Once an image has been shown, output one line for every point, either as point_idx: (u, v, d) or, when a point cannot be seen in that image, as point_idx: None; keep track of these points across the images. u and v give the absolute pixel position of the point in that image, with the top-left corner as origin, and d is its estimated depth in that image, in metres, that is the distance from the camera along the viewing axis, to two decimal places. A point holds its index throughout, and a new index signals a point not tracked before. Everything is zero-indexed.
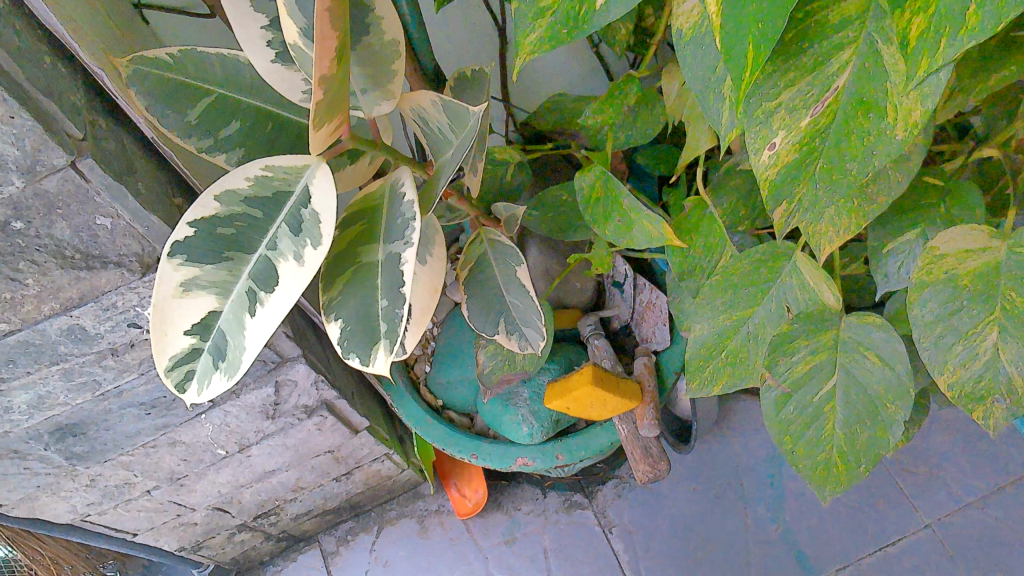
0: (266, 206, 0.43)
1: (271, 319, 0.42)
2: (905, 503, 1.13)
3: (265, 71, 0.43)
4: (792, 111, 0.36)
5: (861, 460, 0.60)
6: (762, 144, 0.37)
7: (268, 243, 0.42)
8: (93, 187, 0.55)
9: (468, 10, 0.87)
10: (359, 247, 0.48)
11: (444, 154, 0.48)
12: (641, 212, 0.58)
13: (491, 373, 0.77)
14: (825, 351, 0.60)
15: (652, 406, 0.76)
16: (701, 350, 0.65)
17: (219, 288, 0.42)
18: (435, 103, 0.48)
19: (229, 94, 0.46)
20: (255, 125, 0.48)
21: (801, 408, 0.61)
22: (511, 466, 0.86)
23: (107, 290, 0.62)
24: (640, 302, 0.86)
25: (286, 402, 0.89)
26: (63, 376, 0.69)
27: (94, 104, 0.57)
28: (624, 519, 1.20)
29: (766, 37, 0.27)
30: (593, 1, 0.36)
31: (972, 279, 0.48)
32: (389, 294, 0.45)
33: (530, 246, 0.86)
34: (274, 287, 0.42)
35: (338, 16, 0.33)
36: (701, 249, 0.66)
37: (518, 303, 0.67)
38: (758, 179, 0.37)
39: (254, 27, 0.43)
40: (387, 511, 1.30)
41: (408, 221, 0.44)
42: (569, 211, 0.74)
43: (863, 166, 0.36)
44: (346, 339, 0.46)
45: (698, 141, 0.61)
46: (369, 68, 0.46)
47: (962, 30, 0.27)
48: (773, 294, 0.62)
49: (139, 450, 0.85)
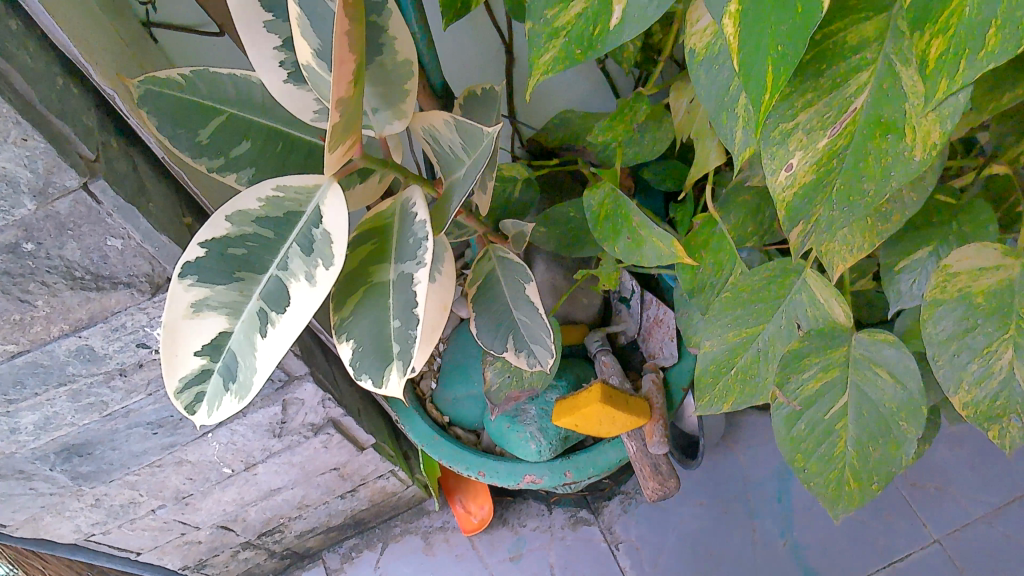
0: (278, 226, 0.45)
1: (282, 339, 0.43)
2: (915, 518, 1.13)
3: (277, 91, 0.44)
4: (809, 132, 0.36)
5: (875, 478, 0.59)
6: (779, 165, 0.37)
7: (279, 263, 0.44)
8: (105, 209, 0.55)
9: (476, 29, 0.87)
10: (371, 267, 0.48)
11: (455, 173, 0.48)
12: (651, 229, 0.58)
13: (499, 390, 0.76)
14: (836, 368, 0.60)
15: (662, 423, 0.75)
16: (711, 366, 0.64)
17: (230, 308, 0.44)
18: (447, 123, 0.48)
19: (242, 114, 0.47)
20: (265, 145, 0.48)
21: (812, 425, 0.60)
22: (519, 483, 0.85)
23: (116, 309, 0.62)
24: (647, 318, 0.84)
25: (293, 420, 0.88)
26: (71, 397, 0.68)
27: (105, 125, 0.57)
28: (631, 535, 1.19)
29: (785, 58, 0.27)
30: (608, 21, 0.38)
31: (986, 296, 0.48)
32: (402, 314, 0.44)
33: (537, 261, 0.86)
34: (285, 307, 0.44)
35: (357, 39, 0.33)
36: (712, 266, 0.65)
37: (527, 321, 0.66)
38: (775, 201, 0.37)
39: (266, 48, 0.42)
40: (391, 527, 1.28)
41: (421, 241, 0.44)
42: (579, 227, 0.73)
43: (880, 187, 0.36)
44: (359, 360, 0.46)
45: (707, 159, 0.62)
46: (381, 86, 0.46)
47: (981, 53, 0.28)
48: (783, 310, 0.62)
49: (145, 469, 0.84)
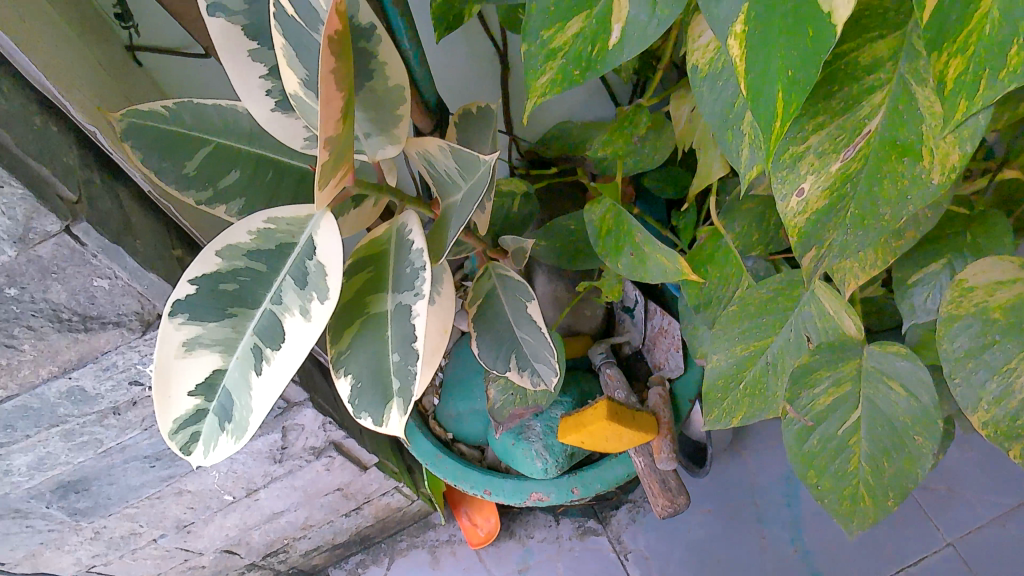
0: (271, 258, 0.43)
1: (277, 376, 0.42)
2: (926, 521, 1.11)
3: (266, 120, 0.43)
4: (821, 155, 0.35)
5: (890, 494, 0.57)
6: (790, 189, 0.35)
7: (273, 296, 0.43)
8: (89, 250, 0.53)
9: (469, 41, 0.85)
10: (368, 297, 0.46)
11: (453, 197, 0.46)
12: (654, 245, 0.57)
13: (502, 408, 0.75)
14: (848, 381, 0.59)
15: (669, 438, 0.74)
16: (718, 380, 0.63)
17: (224, 346, 0.42)
18: (442, 148, 0.46)
19: (229, 143, 0.45)
20: (255, 174, 0.46)
21: (825, 441, 0.59)
22: (525, 500, 0.84)
23: (106, 350, 0.60)
24: (651, 328, 0.84)
25: (293, 445, 0.87)
26: (64, 437, 0.67)
27: (87, 161, 0.55)
28: (639, 545, 1.18)
29: (795, 87, 0.25)
30: (607, 40, 0.37)
31: (1005, 311, 0.46)
32: (401, 348, 0.43)
33: (538, 274, 0.85)
34: (279, 343, 0.42)
35: (344, 73, 0.32)
36: (718, 281, 0.64)
37: (529, 339, 0.65)
38: (786, 226, 0.36)
39: (252, 77, 0.41)
40: (397, 542, 1.27)
41: (418, 270, 0.42)
42: (579, 241, 0.72)
43: (897, 212, 0.34)
44: (358, 397, 0.44)
45: (711, 169, 0.60)
46: (373, 110, 0.44)
47: (1002, 73, 0.26)
48: (790, 322, 0.61)
49: (144, 502, 0.83)
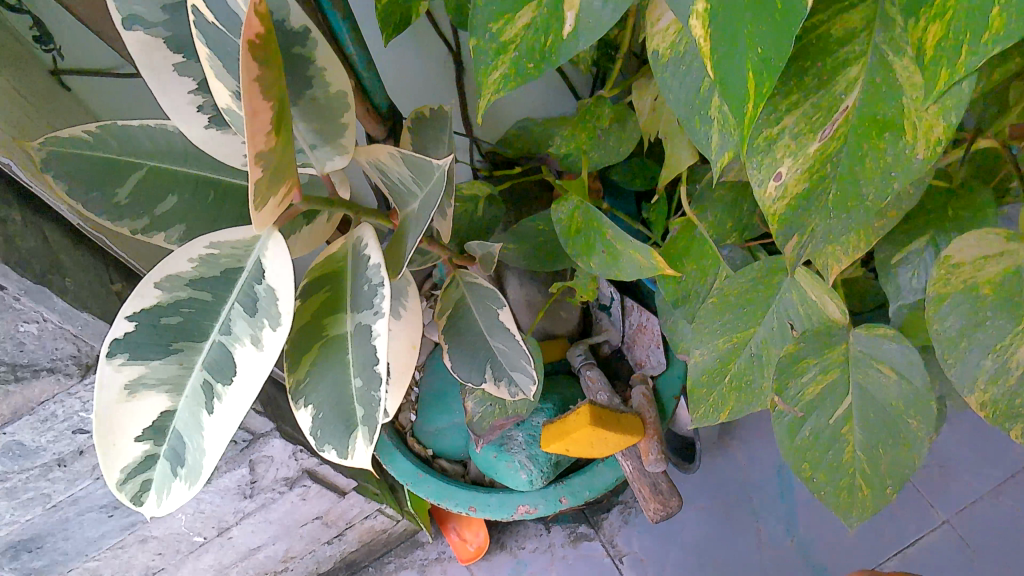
0: (215, 286, 0.40)
1: (230, 413, 0.39)
2: (921, 500, 1.11)
3: (200, 139, 0.40)
4: (798, 137, 0.33)
5: (888, 482, 0.55)
6: (767, 175, 0.33)
7: (221, 327, 0.40)
8: (11, 295, 0.50)
9: (420, 42, 0.82)
10: (325, 320, 0.43)
11: (409, 207, 0.43)
12: (626, 241, 0.54)
13: (482, 420, 0.72)
14: (837, 369, 0.57)
15: (656, 439, 0.72)
16: (703, 376, 0.60)
17: (171, 385, 0.39)
18: (394, 155, 0.43)
19: (163, 166, 0.42)
20: (195, 196, 0.43)
21: (818, 431, 0.56)
22: (513, 514, 0.81)
23: (43, 400, 0.59)
24: (631, 325, 0.81)
25: (262, 478, 0.84)
26: (7, 494, 0.65)
27: (10, 197, 0.51)
28: (634, 547, 1.16)
29: (768, 65, 0.23)
30: (560, 29, 0.34)
31: (994, 287, 0.45)
32: (363, 372, 0.40)
33: (509, 278, 0.82)
34: (231, 377, 0.39)
35: (271, 83, 0.28)
36: (695, 273, 0.61)
37: (504, 348, 0.62)
38: (765, 214, 0.34)
39: (179, 93, 0.38)
40: (385, 564, 1.22)
41: (376, 288, 0.39)
42: (550, 243, 0.69)
43: (881, 192, 0.32)
44: (320, 429, 0.41)
45: (679, 159, 0.58)
46: (317, 121, 0.41)
47: (986, 36, 0.23)
48: (773, 310, 0.59)
49: (106, 553, 0.81)
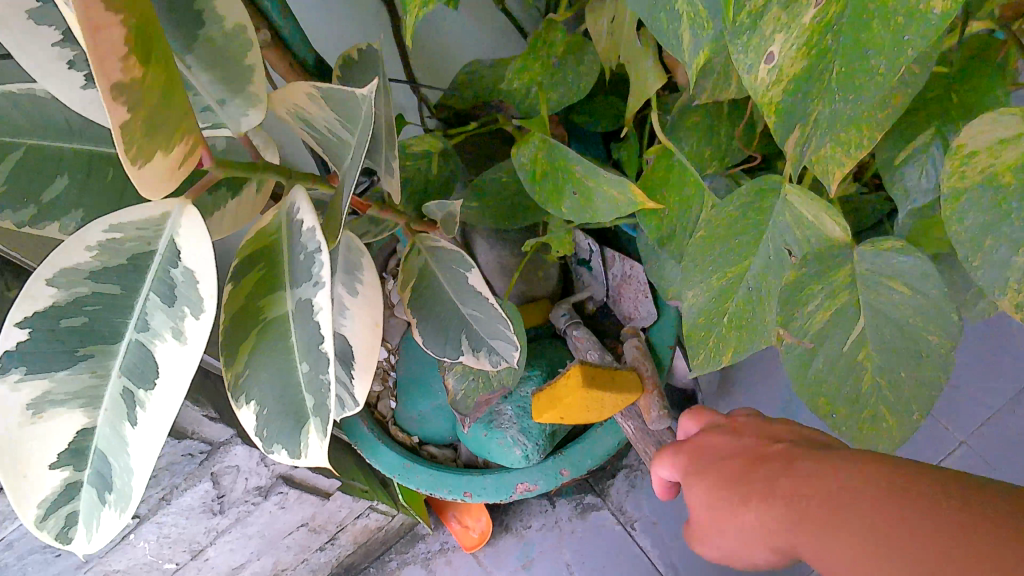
0: (123, 276, 0.33)
1: (160, 423, 0.32)
2: (934, 425, 1.08)
3: (77, 104, 0.33)
4: (789, 7, 0.27)
5: (915, 409, 0.50)
6: (757, 56, 0.27)
7: (136, 323, 0.33)
8: None
9: None
10: (261, 302, 0.37)
11: (344, 158, 0.37)
12: (600, 176, 0.48)
13: (465, 398, 0.67)
14: (844, 290, 0.51)
15: (657, 395, 0.66)
16: (700, 319, 0.53)
17: (84, 398, 0.33)
18: (312, 95, 0.36)
19: (45, 143, 0.35)
20: (89, 176, 0.37)
21: (830, 363, 0.52)
22: (511, 495, 0.77)
23: None
24: (614, 277, 0.76)
25: (230, 491, 0.84)
26: None
27: None
28: (644, 512, 1.12)
29: None
30: None
31: (1015, 173, 0.39)
32: (308, 356, 0.34)
33: (478, 242, 0.76)
34: (155, 380, 0.33)
35: None
36: (678, 205, 0.56)
37: (478, 316, 0.56)
38: (760, 104, 0.28)
39: (42, 48, 0.31)
40: (387, 562, 1.17)
41: (313, 255, 0.33)
42: (517, 197, 0.63)
43: (893, 63, 0.25)
44: (266, 426, 0.36)
45: (646, 85, 0.51)
46: (222, 68, 0.35)
47: None
48: (768, 236, 0.53)
49: None
